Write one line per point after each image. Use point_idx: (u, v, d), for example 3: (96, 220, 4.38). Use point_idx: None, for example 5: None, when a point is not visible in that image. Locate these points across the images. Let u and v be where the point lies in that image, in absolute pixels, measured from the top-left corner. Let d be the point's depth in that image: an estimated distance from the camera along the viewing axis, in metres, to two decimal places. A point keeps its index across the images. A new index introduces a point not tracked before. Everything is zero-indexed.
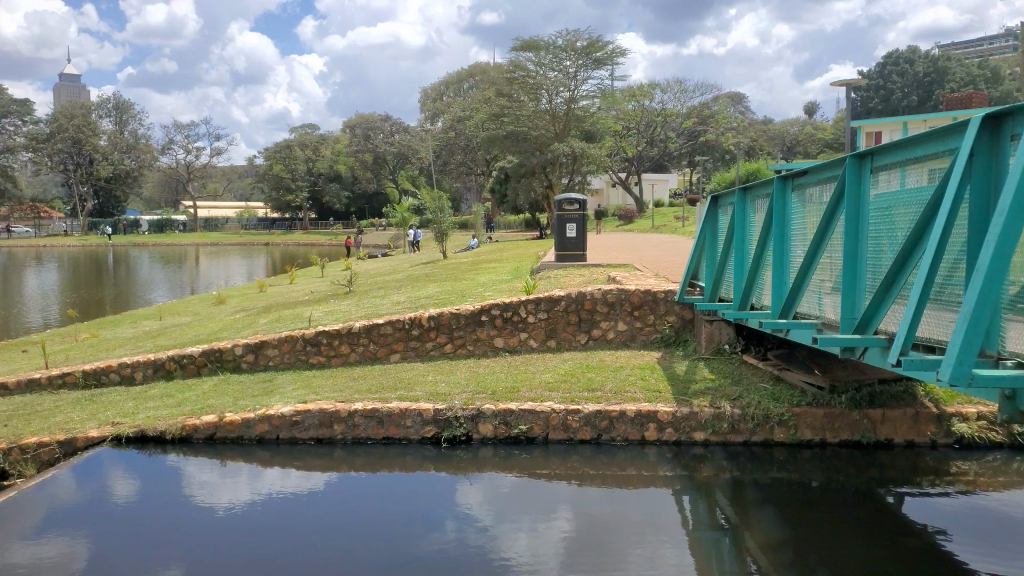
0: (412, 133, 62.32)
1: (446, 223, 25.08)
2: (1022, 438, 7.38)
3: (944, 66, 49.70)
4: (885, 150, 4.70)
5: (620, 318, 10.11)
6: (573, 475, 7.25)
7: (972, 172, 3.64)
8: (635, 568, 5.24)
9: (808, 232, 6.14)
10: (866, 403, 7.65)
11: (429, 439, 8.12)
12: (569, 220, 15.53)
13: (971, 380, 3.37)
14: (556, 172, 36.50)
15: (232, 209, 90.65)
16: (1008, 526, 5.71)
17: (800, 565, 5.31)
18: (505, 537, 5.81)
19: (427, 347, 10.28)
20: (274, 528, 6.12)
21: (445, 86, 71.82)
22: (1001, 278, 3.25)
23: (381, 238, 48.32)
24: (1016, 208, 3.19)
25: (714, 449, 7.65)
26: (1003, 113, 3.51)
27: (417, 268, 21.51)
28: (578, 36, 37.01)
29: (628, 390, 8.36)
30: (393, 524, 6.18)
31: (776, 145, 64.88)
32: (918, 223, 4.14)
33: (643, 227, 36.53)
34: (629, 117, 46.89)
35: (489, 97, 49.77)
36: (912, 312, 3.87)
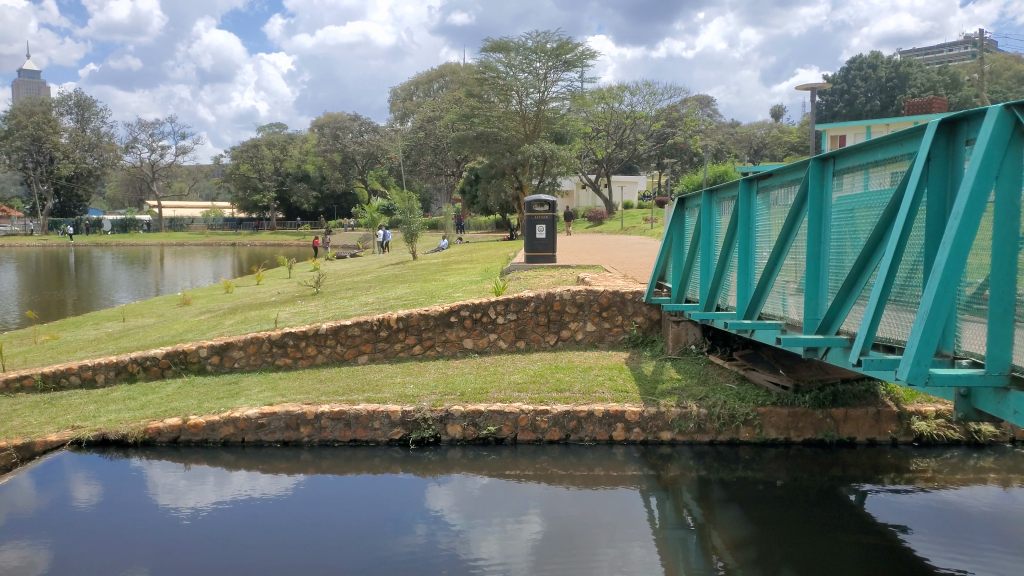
0: (382, 133, 62.04)
1: (416, 223, 24.99)
2: (978, 436, 7.57)
3: (905, 72, 50.81)
4: (846, 154, 4.79)
5: (589, 319, 10.15)
6: (542, 475, 7.26)
7: (929, 175, 3.72)
8: (604, 567, 5.27)
9: (772, 234, 6.23)
10: (829, 402, 7.78)
11: (398, 441, 8.08)
12: (539, 221, 15.55)
13: (929, 379, 3.44)
14: (526, 173, 36.57)
15: (197, 209, 89.39)
16: (967, 522, 5.84)
17: (765, 562, 5.38)
18: (475, 538, 5.80)
19: (396, 348, 10.23)
20: (240, 532, 6.04)
21: (415, 86, 71.53)
22: (956, 279, 3.33)
23: (349, 239, 47.96)
24: (971, 211, 3.27)
25: (680, 448, 7.72)
26: (959, 119, 3.60)
27: (386, 269, 21.39)
28: (548, 37, 37.16)
29: (596, 390, 8.40)
30: (362, 526, 6.14)
31: (743, 147, 65.74)
32: (879, 225, 4.22)
33: (613, 228, 36.76)
34: (599, 119, 47.19)
35: (459, 97, 49.72)
36: (871, 313, 3.95)
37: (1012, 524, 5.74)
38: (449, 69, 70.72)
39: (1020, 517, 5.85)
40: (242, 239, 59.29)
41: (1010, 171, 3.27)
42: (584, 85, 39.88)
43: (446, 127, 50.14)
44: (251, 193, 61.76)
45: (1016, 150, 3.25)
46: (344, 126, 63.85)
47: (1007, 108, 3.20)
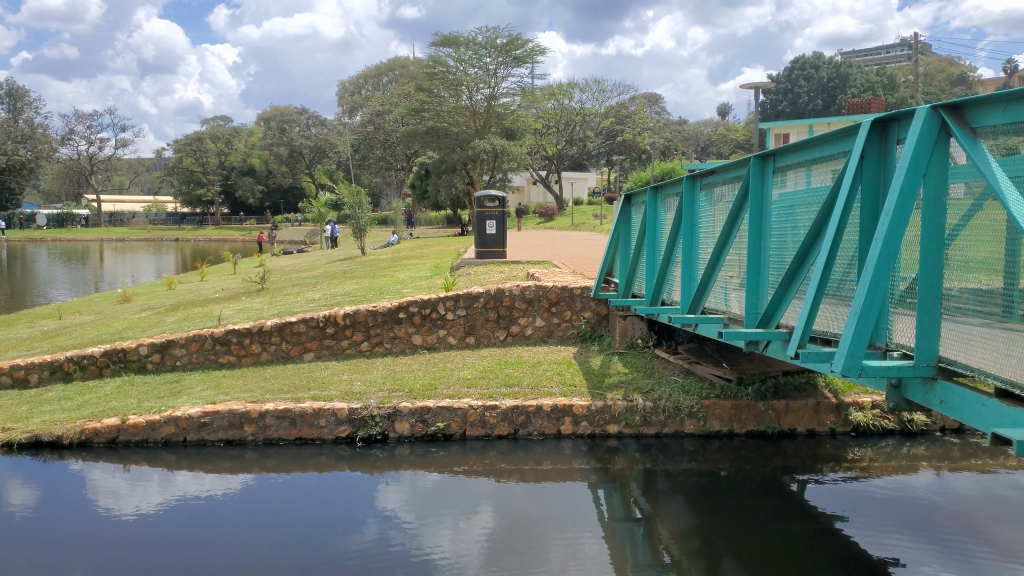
0: (330, 128, 61.31)
1: (364, 219, 24.72)
2: (911, 425, 7.84)
3: (846, 72, 52.36)
4: (785, 151, 4.92)
5: (538, 314, 10.19)
6: (490, 471, 7.26)
7: (862, 173, 3.83)
8: (555, 561, 5.30)
9: (716, 229, 6.36)
10: (770, 394, 7.97)
11: (344, 439, 8.00)
12: (489, 217, 15.52)
13: (862, 371, 3.55)
14: (477, 168, 36.49)
15: (138, 205, 86.99)
16: (901, 509, 6.04)
17: (709, 552, 5.48)
18: (426, 535, 5.77)
19: (342, 346, 10.10)
20: (185, 533, 5.91)
21: (364, 80, 70.80)
22: (886, 275, 3.45)
23: (297, 234, 47.13)
24: (901, 208, 3.38)
25: (627, 441, 7.82)
26: (891, 119, 3.71)
27: (334, 265, 21.10)
28: (498, 33, 37.27)
29: (544, 385, 8.45)
30: (310, 525, 6.07)
31: (691, 146, 66.81)
32: (816, 223, 4.34)
33: (563, 224, 36.99)
34: (549, 116, 47.51)
35: (408, 92, 49.42)
36: (808, 307, 4.05)
37: (943, 510, 5.96)
38: (399, 63, 70.16)
39: (951, 504, 6.07)
40: (185, 235, 57.81)
41: (937, 169, 3.38)
42: (535, 81, 40.04)
43: (396, 122, 49.74)
44: (194, 187, 60.22)
45: (943, 149, 3.36)
46: (291, 119, 62.81)
47: (934, 109, 3.31)
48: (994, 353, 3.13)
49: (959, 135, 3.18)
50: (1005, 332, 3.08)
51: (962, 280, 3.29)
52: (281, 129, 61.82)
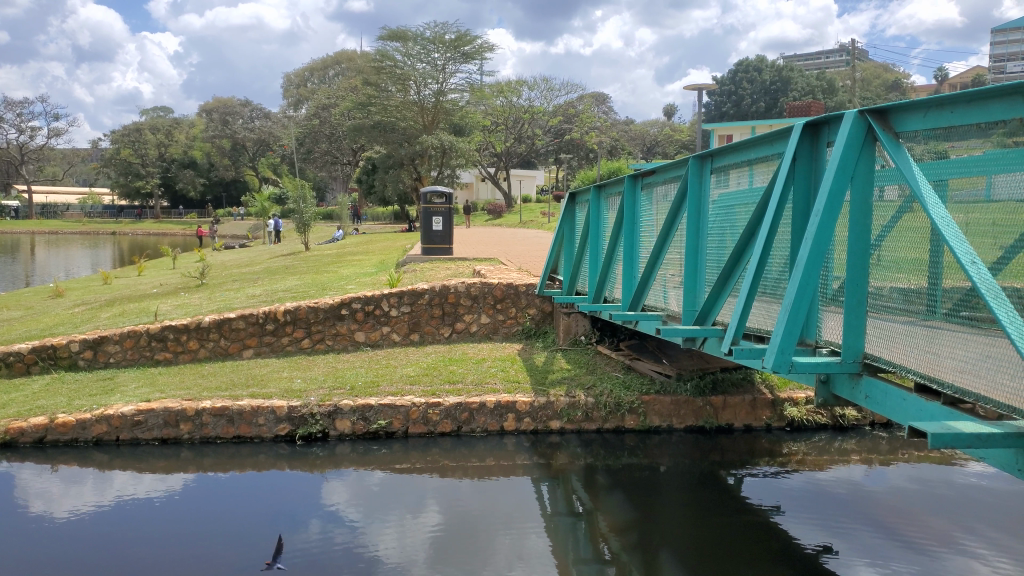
0: (275, 121, 60.23)
1: (308, 214, 24.31)
2: (843, 419, 8.09)
3: (787, 75, 53.69)
4: (723, 152, 5.03)
5: (483, 311, 10.21)
6: (433, 468, 7.23)
7: (795, 174, 3.93)
8: (502, 558, 5.30)
9: (656, 228, 6.46)
10: (709, 390, 8.15)
11: (283, 437, 7.87)
12: (435, 213, 15.44)
13: (791, 367, 3.64)
14: (425, 164, 36.20)
15: (71, 197, 83.93)
16: (834, 501, 6.21)
17: (649, 546, 5.56)
18: (371, 533, 5.71)
19: (283, 343, 9.92)
20: (121, 536, 5.71)
21: (310, 73, 69.81)
22: (815, 273, 3.55)
23: (239, 228, 46.01)
24: (829, 209, 3.49)
25: (569, 436, 7.89)
26: (822, 122, 3.82)
27: (277, 260, 20.70)
28: (446, 28, 37.19)
29: (488, 381, 8.46)
30: (253, 523, 5.96)
31: (637, 146, 67.63)
32: (750, 223, 4.44)
33: (511, 221, 37.03)
34: (497, 112, 47.56)
35: (355, 87, 48.90)
36: (742, 304, 4.15)
37: (875, 500, 6.15)
38: (346, 56, 69.22)
39: (882, 495, 6.27)
40: (122, 228, 56.07)
41: (864, 172, 3.50)
42: (483, 78, 40.03)
43: (342, 116, 49.08)
44: (131, 179, 58.30)
45: (869, 154, 3.48)
46: (233, 111, 61.39)
47: (861, 113, 3.42)
48: (915, 350, 3.23)
49: (883, 139, 3.29)
50: (927, 329, 3.18)
51: (886, 279, 3.42)
52: (223, 121, 60.41)
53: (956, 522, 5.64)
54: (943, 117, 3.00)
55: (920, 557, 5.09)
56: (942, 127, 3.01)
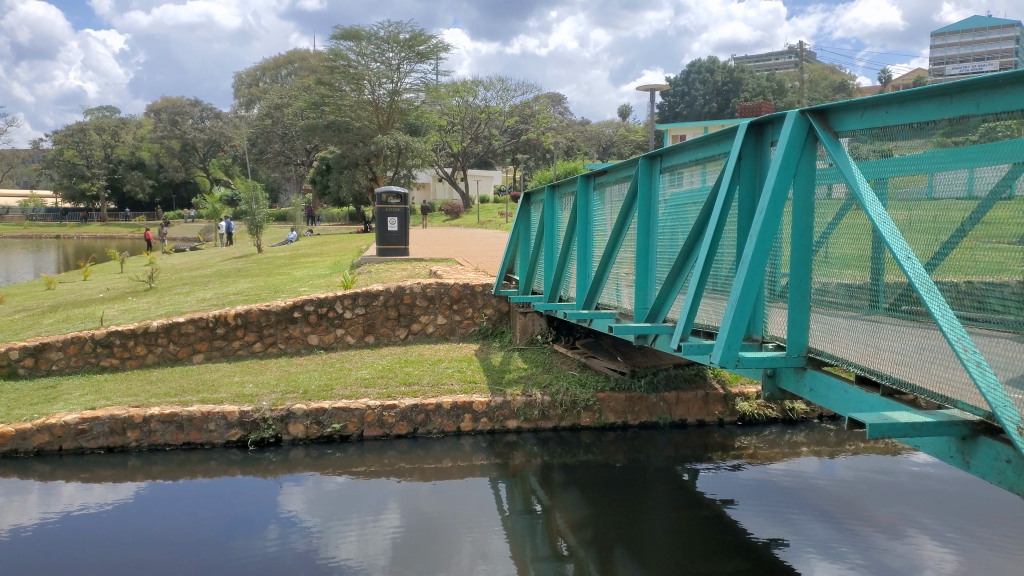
0: (226, 121, 59.22)
1: (261, 215, 23.92)
2: (792, 413, 8.27)
3: (738, 77, 54.69)
4: (671, 152, 5.11)
5: (439, 312, 10.20)
6: (389, 471, 7.18)
7: (740, 173, 4.00)
8: (462, 560, 5.28)
9: (608, 227, 6.53)
10: (662, 386, 8.26)
11: (235, 443, 7.73)
12: (391, 214, 15.30)
13: (738, 362, 3.72)
14: (381, 164, 35.93)
15: (12, 199, 81.14)
16: (786, 493, 6.35)
17: (605, 542, 5.61)
18: (330, 538, 5.64)
19: (234, 347, 9.75)
20: (71, 548, 5.54)
21: (262, 72, 68.74)
22: (760, 270, 3.63)
23: (190, 231, 44.97)
24: (773, 207, 3.56)
25: (525, 435, 7.92)
26: (766, 121, 3.90)
27: (228, 263, 20.35)
28: (400, 28, 37.05)
29: (445, 382, 8.44)
30: (207, 531, 5.85)
31: (594, 146, 68.15)
32: (698, 221, 4.52)
33: (468, 222, 37.01)
34: (453, 112, 47.44)
35: (309, 87, 48.31)
36: (691, 301, 4.22)
37: (824, 491, 6.30)
38: (299, 56, 68.31)
39: (831, 486, 6.43)
40: (67, 232, 54.41)
41: (806, 170, 3.59)
42: (438, 78, 39.91)
43: (295, 117, 48.38)
44: (76, 181, 56.58)
45: (810, 154, 3.57)
46: (182, 111, 60.15)
47: (802, 114, 3.51)
48: (856, 343, 3.33)
49: (823, 138, 3.38)
50: (869, 323, 3.27)
51: (828, 274, 3.51)
52: (171, 121, 59.07)
53: (902, 510, 5.81)
54: (879, 117, 3.10)
55: (869, 545, 5.22)
56: (879, 127, 3.11)
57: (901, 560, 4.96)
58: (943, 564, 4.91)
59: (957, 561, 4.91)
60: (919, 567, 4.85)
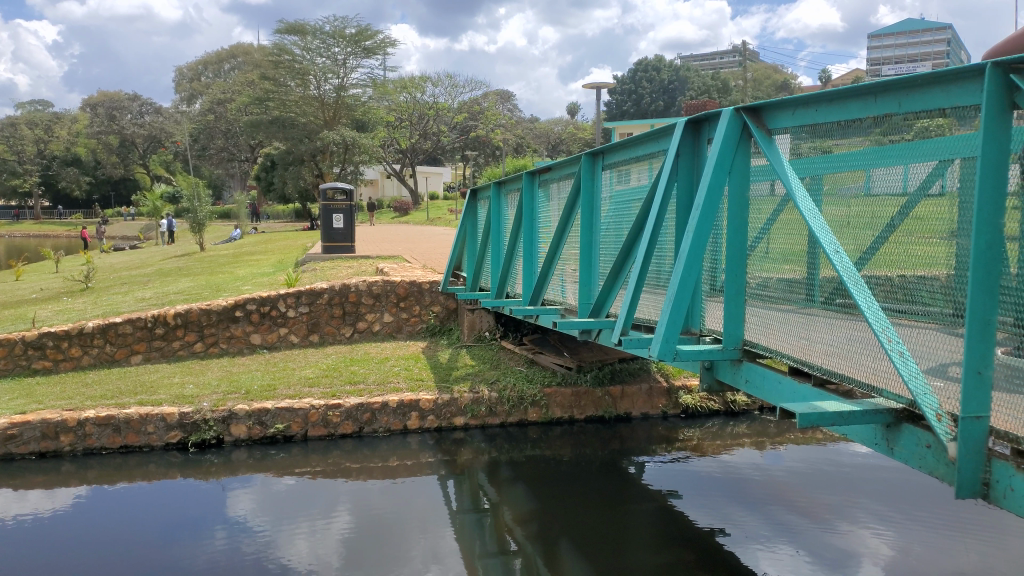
0: (167, 116, 57.84)
1: (203, 213, 23.32)
2: (734, 405, 8.45)
3: (683, 75, 55.69)
4: (613, 149, 5.18)
5: (385, 310, 10.14)
6: (335, 470, 7.11)
7: (679, 170, 4.07)
8: (412, 558, 5.26)
9: (552, 223, 6.59)
10: (607, 380, 8.36)
11: (175, 445, 7.55)
12: (336, 211, 15.10)
13: (676, 355, 3.78)
14: (328, 161, 35.47)
15: None
16: (728, 483, 6.48)
17: (551, 536, 5.65)
18: (280, 540, 5.56)
19: (174, 347, 9.52)
20: (7, 558, 5.34)
21: (204, 67, 67.32)
22: (696, 265, 3.71)
23: (129, 229, 43.64)
24: (709, 203, 3.63)
25: (473, 432, 7.92)
26: (703, 119, 3.98)
27: (168, 262, 19.83)
28: (346, 23, 36.91)
29: (391, 381, 8.39)
30: (152, 536, 5.71)
31: (542, 143, 68.49)
32: (638, 217, 4.60)
33: (417, 219, 36.78)
34: (401, 108, 47.21)
35: (253, 82, 47.53)
36: (631, 296, 4.28)
37: (766, 481, 6.46)
38: (241, 49, 66.83)
39: (773, 475, 6.59)
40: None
41: (740, 167, 3.68)
42: (385, 74, 39.72)
43: (239, 113, 47.40)
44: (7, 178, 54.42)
45: (744, 151, 3.65)
46: (120, 105, 58.37)
47: (737, 112, 3.59)
48: (790, 335, 3.42)
49: (757, 135, 3.45)
50: (802, 316, 3.36)
51: (763, 269, 3.60)
52: (109, 116, 57.25)
53: (842, 497, 5.98)
54: (809, 115, 3.19)
55: (811, 532, 5.36)
56: (808, 125, 3.20)
57: (840, 545, 5.11)
58: (881, 547, 5.07)
59: (893, 544, 5.08)
60: (858, 552, 4.99)
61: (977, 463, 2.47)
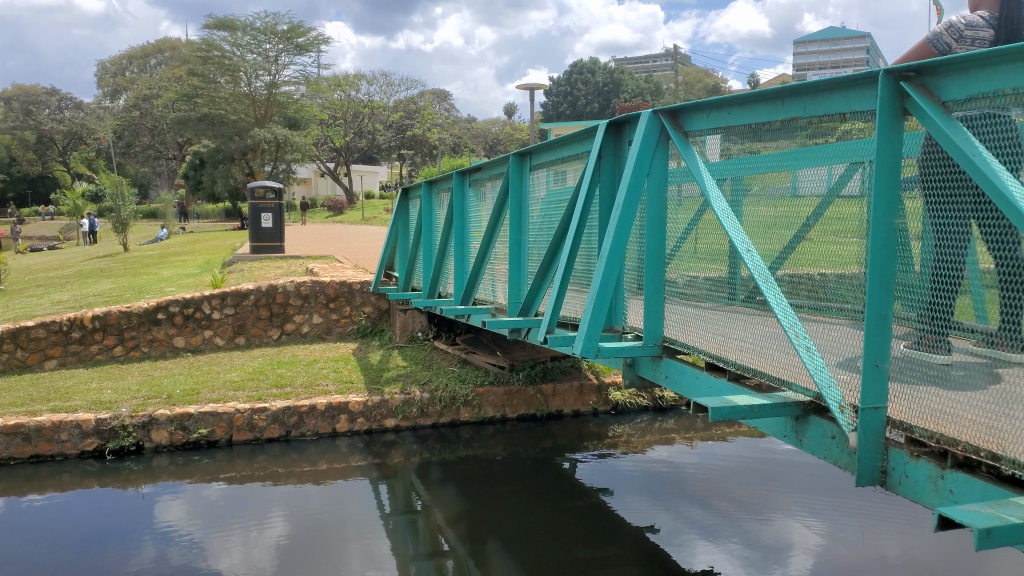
0: (87, 111, 55.59)
1: (126, 211, 22.49)
2: (662, 401, 8.60)
3: (618, 78, 56.58)
4: (540, 150, 5.23)
5: (315, 311, 9.99)
6: (263, 476, 6.96)
7: (601, 171, 4.14)
8: (348, 563, 5.18)
9: (482, 222, 6.61)
10: (539, 379, 8.42)
11: (91, 453, 7.28)
12: (265, 210, 14.79)
13: (598, 352, 3.85)
14: (259, 159, 34.67)
15: None
16: (658, 478, 6.60)
17: (483, 535, 5.67)
18: (211, 549, 5.40)
19: (91, 351, 9.16)
20: None
21: (128, 61, 65.00)
22: (618, 264, 3.78)
23: (47, 229, 41.68)
24: (629, 203, 3.70)
25: (404, 433, 7.87)
26: (624, 122, 4.04)
27: (88, 263, 19.11)
28: (278, 19, 36.28)
29: (319, 383, 8.27)
30: (73, 547, 5.49)
31: (479, 144, 68.53)
32: (564, 217, 4.66)
33: (353, 219, 36.29)
34: (335, 106, 46.57)
35: (180, 77, 46.17)
36: (556, 295, 4.33)
37: (694, 476, 6.60)
38: (167, 44, 64.96)
39: (701, 470, 6.74)
40: None
41: (659, 168, 3.77)
42: (319, 71, 39.17)
43: (166, 110, 45.93)
44: None
45: (662, 152, 3.74)
46: (37, 99, 55.75)
47: (655, 114, 3.66)
48: (707, 332, 3.51)
49: (674, 137, 3.53)
50: (719, 313, 3.45)
51: (680, 268, 3.70)
52: (25, 111, 54.62)
53: (768, 490, 6.16)
54: (723, 118, 3.28)
55: (741, 523, 5.49)
56: (722, 127, 3.30)
57: (768, 536, 5.26)
58: (810, 537, 5.22)
59: (819, 534, 5.26)
60: (784, 542, 5.14)
61: (875, 452, 2.59)
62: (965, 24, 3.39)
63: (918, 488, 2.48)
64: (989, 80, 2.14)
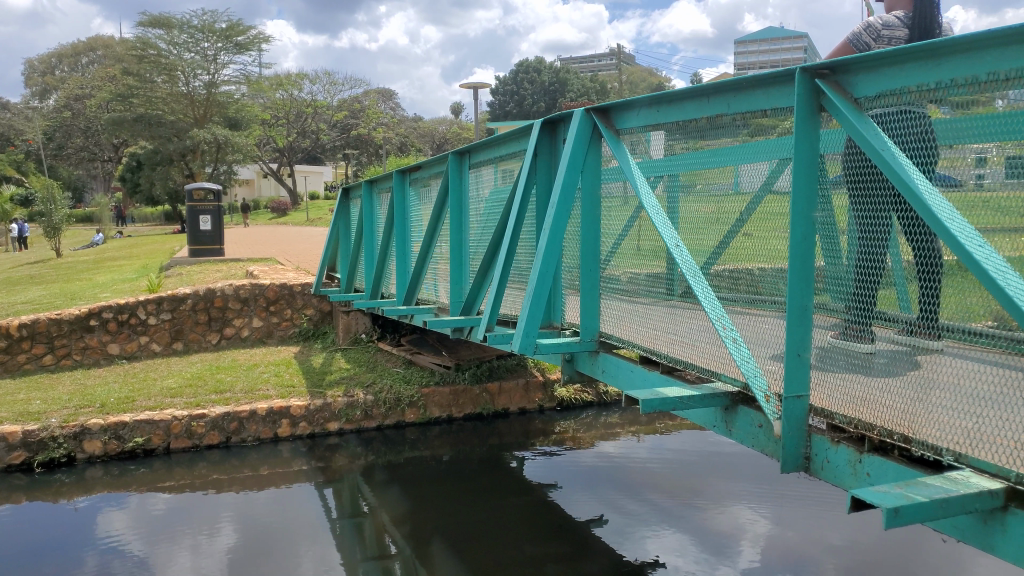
0: (15, 111, 53.41)
1: (59, 215, 21.68)
2: (606, 396, 8.70)
3: (563, 78, 57.00)
4: (479, 148, 5.24)
5: (255, 315, 9.83)
6: (204, 484, 6.81)
7: (537, 169, 4.17)
8: (297, 568, 5.11)
9: (423, 221, 6.58)
10: (485, 377, 8.42)
11: (18, 466, 7.00)
12: (203, 212, 14.46)
13: (536, 349, 3.89)
14: (199, 160, 33.86)
15: None
16: (603, 473, 6.67)
17: (430, 535, 5.65)
18: (154, 560, 5.27)
19: (18, 360, 8.82)
20: None
21: (58, 60, 62.77)
22: (554, 260, 3.82)
23: None
24: (563, 200, 3.74)
25: (348, 436, 7.79)
26: (558, 120, 4.08)
27: (16, 270, 18.41)
28: (216, 17, 35.53)
29: (260, 388, 8.14)
30: (6, 564, 5.28)
31: (425, 143, 68.24)
32: (502, 216, 4.68)
33: (298, 220, 35.74)
34: (278, 106, 45.81)
35: (114, 76, 44.79)
36: (495, 292, 4.34)
37: (640, 469, 6.69)
38: (100, 42, 62.87)
39: (646, 463, 6.84)
40: None
41: (593, 166, 3.82)
42: (260, 71, 38.50)
43: (100, 110, 44.48)
44: None
45: (596, 150, 3.79)
46: None
47: (587, 113, 3.71)
48: (641, 327, 3.57)
49: (606, 135, 3.58)
50: (653, 307, 3.51)
51: (613, 265, 3.76)
52: None
53: (712, 480, 6.29)
54: (653, 116, 3.34)
55: (687, 514, 5.60)
56: (652, 125, 3.36)
57: (713, 526, 5.37)
58: (754, 525, 5.35)
59: (763, 521, 5.39)
60: (729, 531, 5.26)
61: (799, 439, 2.67)
62: (882, 24, 3.51)
63: (839, 472, 2.56)
64: (896, 78, 2.23)
